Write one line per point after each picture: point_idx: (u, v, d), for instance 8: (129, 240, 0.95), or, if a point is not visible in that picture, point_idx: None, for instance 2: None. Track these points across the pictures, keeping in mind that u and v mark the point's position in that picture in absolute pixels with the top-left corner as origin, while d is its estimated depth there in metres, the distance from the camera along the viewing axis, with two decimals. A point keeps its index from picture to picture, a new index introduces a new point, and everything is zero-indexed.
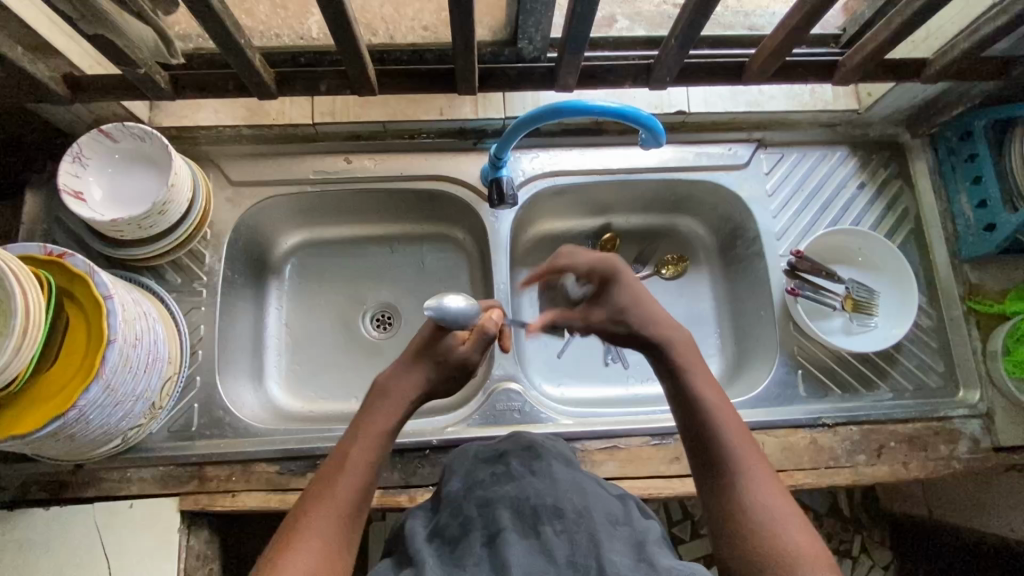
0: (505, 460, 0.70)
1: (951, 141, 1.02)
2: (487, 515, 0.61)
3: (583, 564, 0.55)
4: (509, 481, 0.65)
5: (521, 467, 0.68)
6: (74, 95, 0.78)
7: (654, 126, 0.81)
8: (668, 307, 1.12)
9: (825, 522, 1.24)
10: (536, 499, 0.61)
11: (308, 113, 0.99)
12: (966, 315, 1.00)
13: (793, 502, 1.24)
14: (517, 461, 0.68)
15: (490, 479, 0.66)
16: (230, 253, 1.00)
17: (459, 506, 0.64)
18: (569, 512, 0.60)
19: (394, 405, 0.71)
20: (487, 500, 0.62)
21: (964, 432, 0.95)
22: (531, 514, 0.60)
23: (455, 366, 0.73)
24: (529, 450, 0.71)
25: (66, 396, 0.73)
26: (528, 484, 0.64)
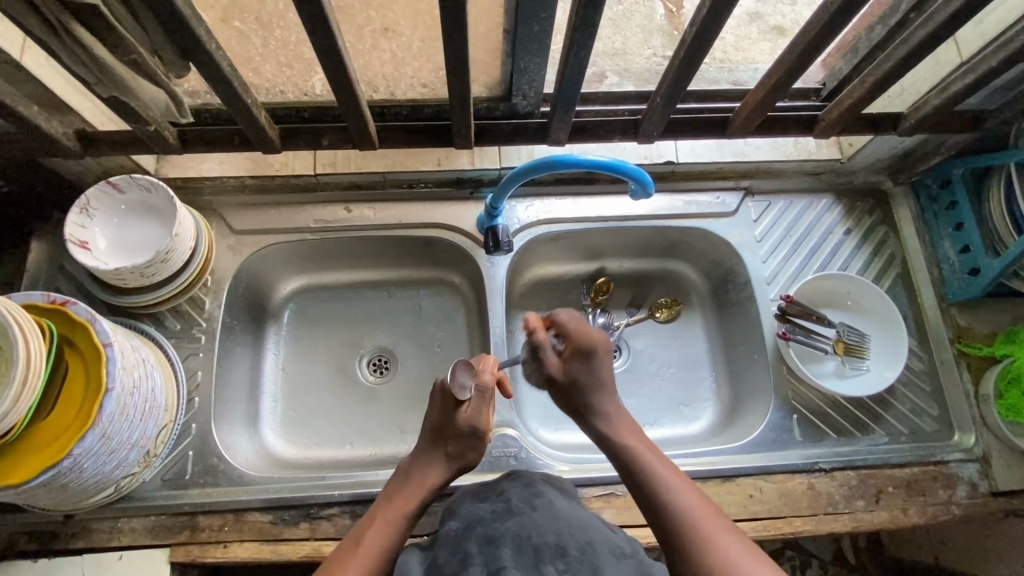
0: (504, 498, 0.72)
1: (931, 188, 1.06)
2: (489, 551, 0.62)
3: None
4: (509, 517, 0.67)
5: (521, 505, 0.69)
6: (85, 150, 0.81)
7: (643, 178, 0.84)
8: (662, 351, 1.13)
9: (830, 569, 1.23)
10: (537, 537, 0.63)
11: (310, 164, 1.03)
12: (957, 358, 1.01)
13: (796, 549, 1.23)
14: (518, 499, 0.70)
15: (491, 516, 0.68)
16: (229, 300, 1.01)
17: (459, 542, 0.65)
18: (571, 550, 0.62)
19: (411, 488, 0.76)
20: (488, 537, 0.63)
21: (961, 476, 0.95)
22: (533, 551, 0.61)
23: (470, 435, 0.80)
24: (525, 489, 0.73)
25: (62, 445, 0.73)
26: (529, 520, 0.66)
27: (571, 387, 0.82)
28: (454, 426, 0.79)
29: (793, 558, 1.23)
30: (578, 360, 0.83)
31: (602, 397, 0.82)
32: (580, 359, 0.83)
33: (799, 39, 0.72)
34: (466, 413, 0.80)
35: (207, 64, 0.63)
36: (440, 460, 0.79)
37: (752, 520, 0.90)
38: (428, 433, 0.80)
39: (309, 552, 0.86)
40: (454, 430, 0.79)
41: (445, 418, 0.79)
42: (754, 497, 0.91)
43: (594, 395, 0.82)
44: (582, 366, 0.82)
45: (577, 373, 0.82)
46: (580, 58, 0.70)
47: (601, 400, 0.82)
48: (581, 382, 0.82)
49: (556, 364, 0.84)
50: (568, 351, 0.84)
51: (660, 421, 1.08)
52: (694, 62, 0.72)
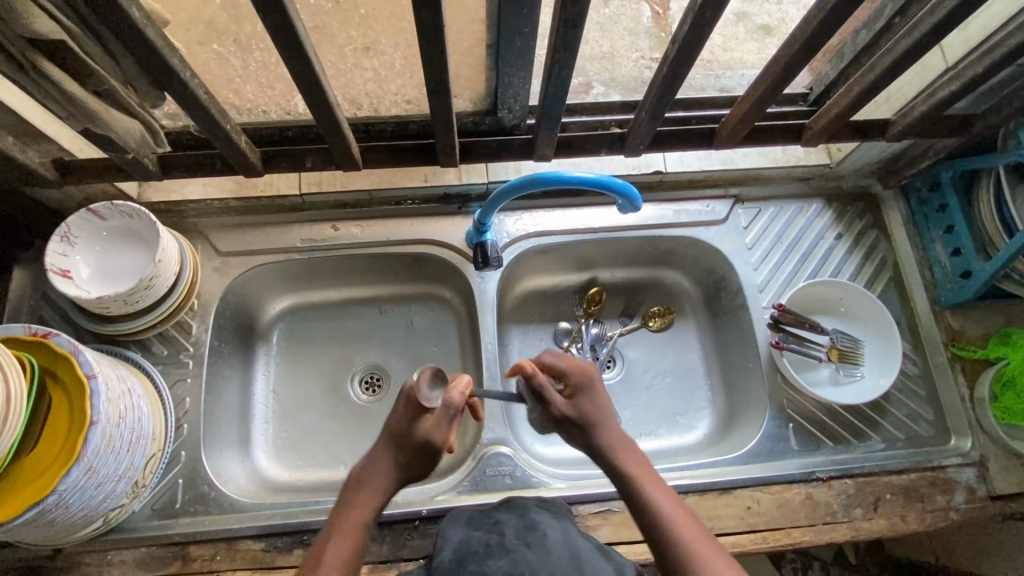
0: (499, 531, 0.71)
1: (921, 191, 1.06)
2: None
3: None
4: (502, 553, 0.66)
5: (516, 539, 0.69)
6: (63, 178, 0.79)
7: (630, 193, 0.83)
8: (656, 360, 1.12)
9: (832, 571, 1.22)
10: None
11: (295, 184, 1.01)
12: (951, 361, 1.00)
13: (798, 553, 1.24)
14: (512, 533, 0.70)
15: (484, 551, 0.67)
16: (216, 323, 1.00)
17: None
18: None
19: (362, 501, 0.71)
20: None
21: (959, 481, 0.94)
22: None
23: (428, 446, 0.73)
24: (523, 522, 0.72)
25: (46, 481, 0.72)
26: (523, 558, 0.64)
27: (581, 427, 0.76)
28: (417, 436, 0.73)
29: (794, 561, 1.24)
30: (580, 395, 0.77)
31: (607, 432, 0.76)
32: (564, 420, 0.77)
33: (782, 51, 0.71)
34: (433, 424, 0.73)
35: (181, 92, 0.61)
36: (394, 468, 0.73)
37: (750, 532, 0.89)
38: (387, 440, 0.74)
39: None
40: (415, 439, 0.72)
41: (404, 421, 0.74)
42: (751, 509, 0.91)
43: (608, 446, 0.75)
44: (586, 401, 0.77)
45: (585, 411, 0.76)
46: (563, 76, 0.69)
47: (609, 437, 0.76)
48: (590, 422, 0.76)
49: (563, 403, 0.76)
50: (569, 390, 0.78)
51: (656, 432, 1.07)
52: (679, 77, 0.71)
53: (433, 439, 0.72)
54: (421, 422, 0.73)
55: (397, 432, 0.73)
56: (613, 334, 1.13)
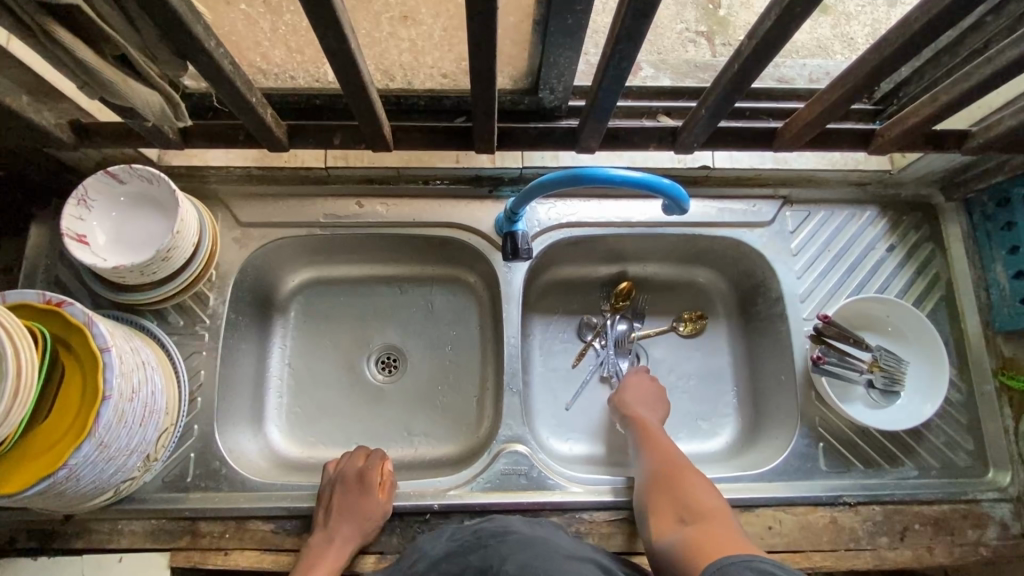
0: (476, 531, 0.77)
1: (986, 206, 0.98)
2: None
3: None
4: (474, 551, 0.72)
5: (489, 537, 0.75)
6: (81, 142, 0.75)
7: (679, 194, 0.75)
8: (683, 362, 1.09)
9: None
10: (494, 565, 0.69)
11: (321, 157, 0.97)
12: (998, 391, 0.95)
13: None
14: (487, 533, 0.75)
15: (458, 551, 0.73)
16: (234, 295, 0.97)
17: None
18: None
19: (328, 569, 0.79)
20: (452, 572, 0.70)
21: (993, 516, 0.90)
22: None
23: (373, 520, 0.84)
24: (499, 522, 0.78)
25: (57, 454, 0.71)
26: (493, 551, 0.71)
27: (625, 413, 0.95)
28: (362, 506, 0.83)
29: None
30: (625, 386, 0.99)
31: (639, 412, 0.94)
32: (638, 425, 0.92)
33: (867, 54, 0.63)
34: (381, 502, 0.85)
35: (207, 64, 0.57)
36: (352, 535, 0.82)
37: (770, 552, 0.86)
38: (340, 509, 0.82)
39: None
40: (360, 506, 0.83)
41: (358, 501, 0.83)
42: (773, 529, 0.87)
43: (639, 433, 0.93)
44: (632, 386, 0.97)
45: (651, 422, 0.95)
46: (621, 68, 0.63)
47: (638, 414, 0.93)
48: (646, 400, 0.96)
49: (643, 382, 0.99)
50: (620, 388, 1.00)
51: (677, 436, 1.04)
52: (751, 74, 0.64)
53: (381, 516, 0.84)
54: (375, 501, 0.84)
55: (371, 502, 0.84)
56: (638, 334, 1.09)
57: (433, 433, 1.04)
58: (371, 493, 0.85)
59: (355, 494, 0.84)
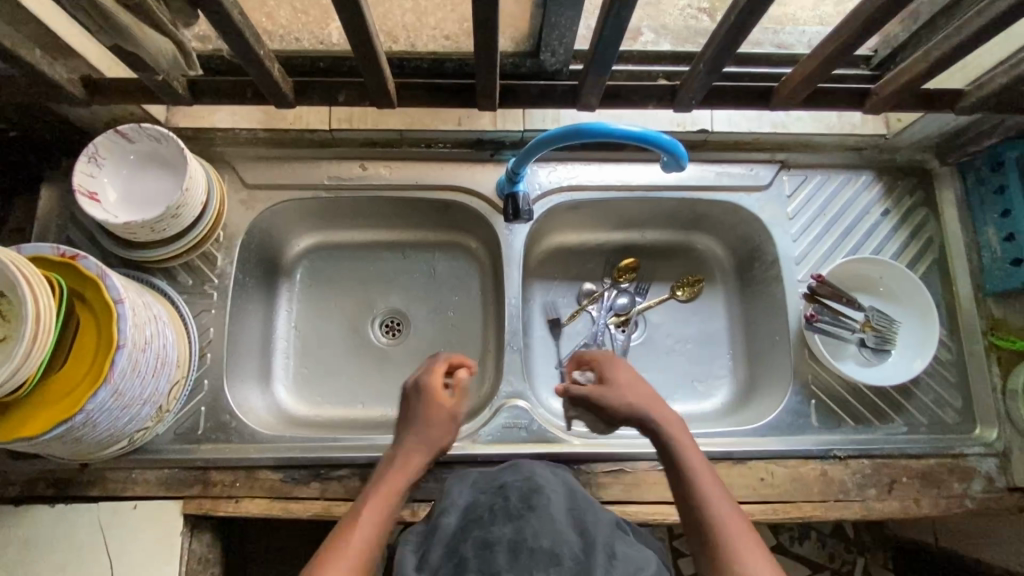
0: (504, 494, 0.73)
1: (980, 169, 1.00)
2: (484, 558, 0.63)
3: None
4: (507, 519, 0.68)
5: (520, 504, 0.71)
6: (91, 97, 0.77)
7: (677, 150, 0.77)
8: (680, 326, 1.11)
9: (827, 542, 1.34)
10: (533, 541, 0.64)
11: (325, 119, 0.99)
12: (987, 350, 0.97)
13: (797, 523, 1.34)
14: (516, 497, 0.72)
15: (487, 517, 0.69)
16: (241, 256, 0.99)
17: (456, 546, 0.67)
18: (566, 560, 0.63)
19: (404, 475, 0.75)
20: (484, 542, 0.65)
21: (978, 470, 0.93)
22: (527, 556, 0.63)
23: (445, 423, 0.81)
24: (522, 481, 0.76)
25: (75, 400, 0.73)
26: (528, 523, 0.67)
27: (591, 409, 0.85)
28: (430, 410, 0.81)
29: (792, 531, 1.33)
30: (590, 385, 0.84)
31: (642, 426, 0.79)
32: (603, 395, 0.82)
33: (863, 6, 0.64)
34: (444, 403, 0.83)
35: (215, 10, 0.58)
36: (426, 441, 0.79)
37: (761, 503, 0.89)
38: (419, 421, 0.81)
39: (319, 510, 0.87)
40: (426, 412, 0.81)
41: (429, 407, 0.81)
42: (764, 481, 0.90)
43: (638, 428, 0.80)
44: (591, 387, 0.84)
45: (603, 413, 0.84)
46: (620, 19, 0.64)
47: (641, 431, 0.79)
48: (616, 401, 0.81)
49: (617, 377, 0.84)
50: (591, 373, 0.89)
51: (673, 397, 1.07)
52: (748, 24, 0.65)
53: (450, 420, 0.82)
54: (442, 404, 0.82)
55: (443, 408, 0.82)
56: (639, 307, 1.11)
57: None
58: (437, 395, 0.83)
59: (425, 396, 0.82)
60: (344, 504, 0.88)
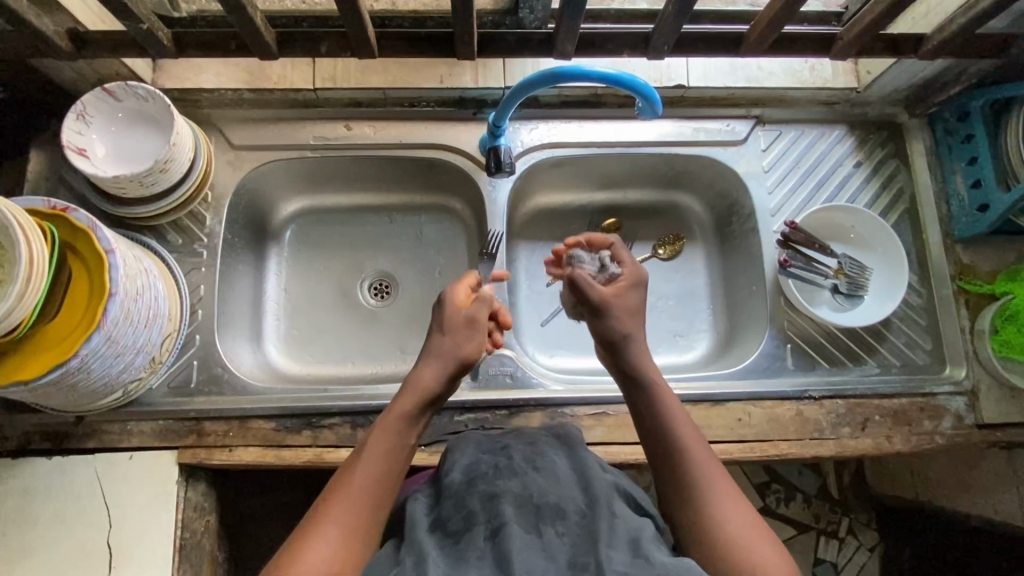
0: (506, 453, 0.74)
1: (948, 122, 1.03)
2: (490, 508, 0.65)
3: (583, 562, 0.60)
4: (512, 476, 0.69)
5: (524, 463, 0.72)
6: (78, 51, 0.79)
7: (651, 94, 0.79)
8: (662, 282, 1.14)
9: (813, 503, 1.37)
10: (538, 497, 0.66)
11: (309, 77, 0.99)
12: (956, 294, 1.01)
13: (782, 484, 1.37)
14: (520, 457, 0.73)
15: (492, 472, 0.70)
16: (230, 216, 1.01)
17: (463, 498, 0.68)
18: (571, 514, 0.65)
19: (416, 394, 0.75)
20: (489, 494, 0.67)
21: (948, 408, 0.96)
22: (534, 511, 0.65)
23: (466, 330, 0.81)
24: (526, 442, 0.77)
25: (69, 345, 0.75)
26: (532, 480, 0.69)
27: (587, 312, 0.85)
28: (449, 320, 0.81)
29: (778, 492, 1.36)
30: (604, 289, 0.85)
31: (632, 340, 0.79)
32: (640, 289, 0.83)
33: None
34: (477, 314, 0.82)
35: None
36: (440, 359, 0.78)
37: (739, 442, 0.93)
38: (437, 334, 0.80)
39: (312, 457, 0.90)
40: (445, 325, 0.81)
41: (448, 317, 0.81)
42: (742, 421, 0.94)
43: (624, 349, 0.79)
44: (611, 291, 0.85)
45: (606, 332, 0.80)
46: None
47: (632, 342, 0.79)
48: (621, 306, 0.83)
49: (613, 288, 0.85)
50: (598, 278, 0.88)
51: (656, 350, 1.10)
52: None
53: (476, 323, 0.81)
54: (475, 314, 0.82)
55: (466, 318, 0.81)
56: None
57: None
58: (455, 309, 0.82)
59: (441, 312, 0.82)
60: (336, 451, 0.90)
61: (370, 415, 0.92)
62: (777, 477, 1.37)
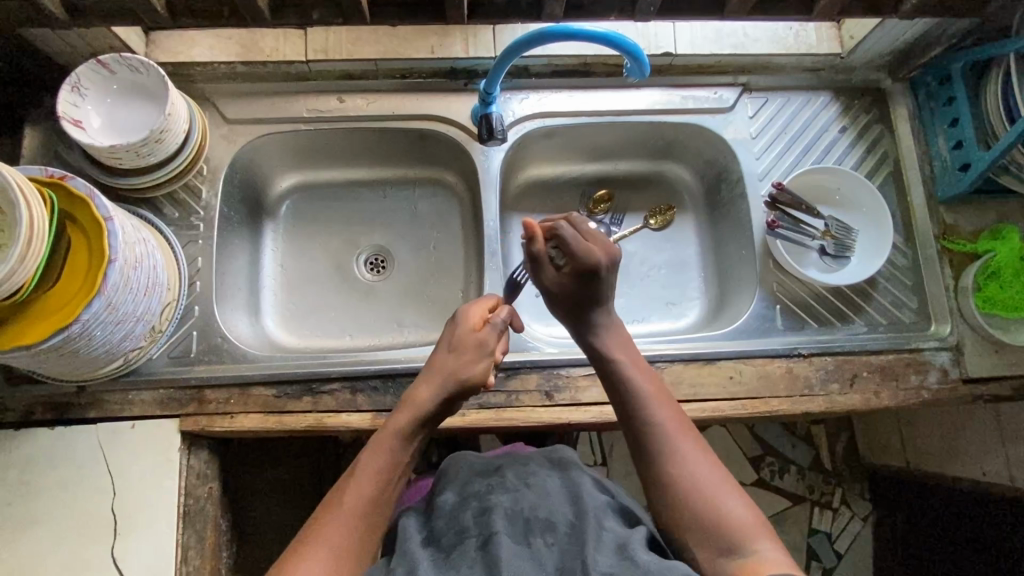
0: (500, 473, 0.77)
1: (930, 85, 1.05)
2: (482, 521, 0.69)
3: (571, 567, 0.64)
4: (504, 492, 0.72)
5: (515, 480, 0.75)
6: (73, 20, 0.80)
7: (639, 53, 0.81)
8: (654, 252, 1.16)
9: (807, 475, 1.39)
10: (529, 511, 0.70)
11: (301, 50, 1.00)
12: (940, 254, 1.03)
13: (775, 456, 1.39)
14: (512, 475, 0.76)
15: (485, 488, 0.74)
16: (225, 189, 1.02)
17: (457, 515, 0.71)
18: (561, 526, 0.69)
19: (409, 411, 0.78)
20: (482, 509, 0.70)
21: (934, 363, 0.99)
22: (524, 523, 0.69)
23: (473, 351, 0.82)
24: (520, 463, 0.79)
25: (70, 310, 0.76)
26: (523, 496, 0.72)
27: (571, 300, 0.85)
28: (458, 338, 0.83)
29: (772, 464, 1.39)
30: (576, 276, 0.84)
31: (601, 311, 0.86)
32: (614, 264, 0.85)
33: None
34: (484, 335, 0.84)
35: None
36: (439, 379, 0.80)
37: (731, 399, 0.95)
38: (443, 350, 0.83)
39: (312, 422, 0.91)
40: (454, 342, 0.83)
41: (457, 334, 0.84)
42: (733, 378, 0.96)
43: (591, 310, 0.85)
44: (580, 283, 0.84)
45: (576, 287, 0.84)
46: None
47: (599, 315, 0.85)
48: (584, 300, 0.85)
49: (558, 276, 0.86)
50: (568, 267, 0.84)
51: (649, 318, 1.11)
52: None
53: (484, 346, 0.83)
54: (486, 335, 0.84)
55: (478, 339, 0.84)
56: (615, 236, 1.14)
57: (420, 323, 1.10)
58: (468, 329, 0.84)
59: (452, 330, 0.85)
60: (336, 416, 0.92)
61: (369, 380, 0.93)
62: (771, 450, 1.40)
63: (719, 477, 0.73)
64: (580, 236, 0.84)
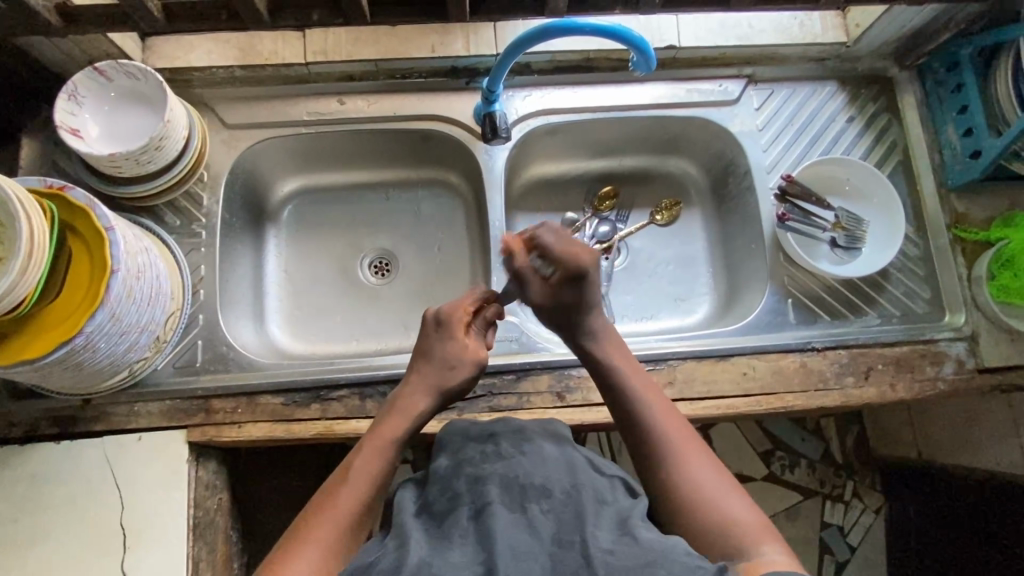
0: (493, 439, 0.73)
1: (937, 72, 1.04)
2: (476, 491, 0.66)
3: (568, 540, 0.60)
4: (498, 459, 0.69)
5: (510, 447, 0.71)
6: (67, 27, 0.79)
7: (645, 46, 0.80)
8: (661, 248, 1.14)
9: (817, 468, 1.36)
10: (524, 478, 0.66)
11: (300, 52, 0.99)
12: (952, 243, 1.02)
13: (785, 451, 1.37)
14: (507, 441, 0.72)
15: (479, 457, 0.70)
16: (227, 195, 1.01)
17: (448, 481, 0.68)
18: (556, 492, 0.65)
19: (401, 418, 0.76)
20: (476, 477, 0.67)
21: (950, 353, 0.97)
22: (520, 490, 0.65)
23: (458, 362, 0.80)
24: (515, 430, 0.74)
25: (73, 323, 0.75)
26: (518, 462, 0.68)
27: (561, 307, 0.80)
28: (441, 350, 0.80)
29: (782, 459, 1.37)
30: (565, 283, 0.79)
31: (592, 314, 0.82)
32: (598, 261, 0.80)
33: None
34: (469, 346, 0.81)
35: None
36: (427, 389, 0.78)
37: (745, 396, 0.93)
38: (426, 358, 0.81)
39: (322, 429, 0.90)
40: (433, 356, 0.80)
41: (444, 343, 0.81)
42: (747, 374, 0.94)
43: (586, 314, 0.81)
44: (571, 290, 0.79)
45: (569, 295, 0.80)
46: None
47: (592, 319, 0.82)
48: (570, 304, 0.80)
49: (541, 287, 0.80)
50: (556, 276, 0.79)
51: (658, 315, 1.10)
52: None
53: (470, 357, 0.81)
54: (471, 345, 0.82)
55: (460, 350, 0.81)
56: (621, 233, 1.13)
57: None
58: (452, 337, 0.81)
59: (429, 341, 0.82)
60: (345, 423, 0.90)
61: (378, 385, 0.92)
62: (780, 444, 1.37)
63: (723, 483, 0.71)
64: (559, 240, 0.78)
